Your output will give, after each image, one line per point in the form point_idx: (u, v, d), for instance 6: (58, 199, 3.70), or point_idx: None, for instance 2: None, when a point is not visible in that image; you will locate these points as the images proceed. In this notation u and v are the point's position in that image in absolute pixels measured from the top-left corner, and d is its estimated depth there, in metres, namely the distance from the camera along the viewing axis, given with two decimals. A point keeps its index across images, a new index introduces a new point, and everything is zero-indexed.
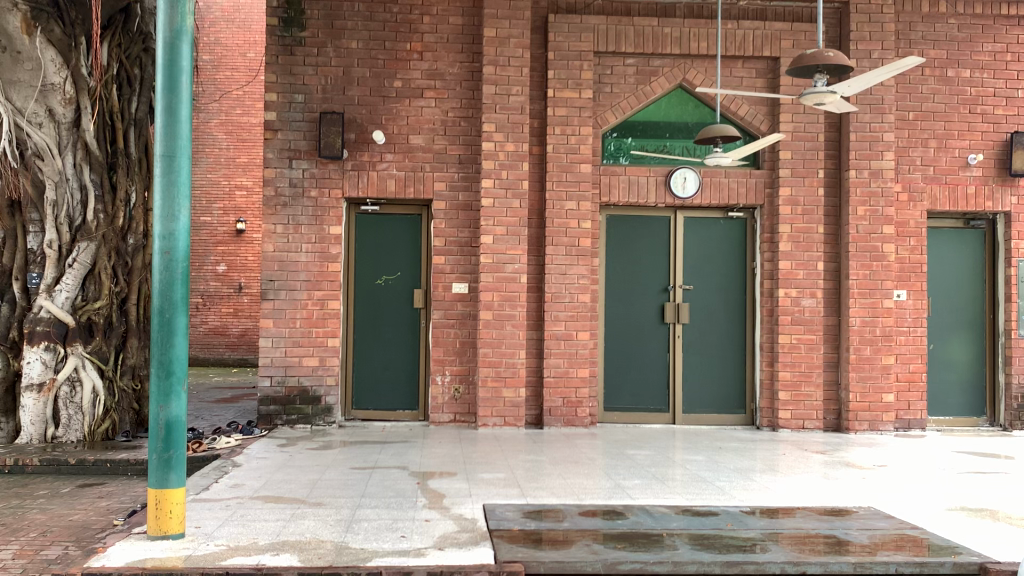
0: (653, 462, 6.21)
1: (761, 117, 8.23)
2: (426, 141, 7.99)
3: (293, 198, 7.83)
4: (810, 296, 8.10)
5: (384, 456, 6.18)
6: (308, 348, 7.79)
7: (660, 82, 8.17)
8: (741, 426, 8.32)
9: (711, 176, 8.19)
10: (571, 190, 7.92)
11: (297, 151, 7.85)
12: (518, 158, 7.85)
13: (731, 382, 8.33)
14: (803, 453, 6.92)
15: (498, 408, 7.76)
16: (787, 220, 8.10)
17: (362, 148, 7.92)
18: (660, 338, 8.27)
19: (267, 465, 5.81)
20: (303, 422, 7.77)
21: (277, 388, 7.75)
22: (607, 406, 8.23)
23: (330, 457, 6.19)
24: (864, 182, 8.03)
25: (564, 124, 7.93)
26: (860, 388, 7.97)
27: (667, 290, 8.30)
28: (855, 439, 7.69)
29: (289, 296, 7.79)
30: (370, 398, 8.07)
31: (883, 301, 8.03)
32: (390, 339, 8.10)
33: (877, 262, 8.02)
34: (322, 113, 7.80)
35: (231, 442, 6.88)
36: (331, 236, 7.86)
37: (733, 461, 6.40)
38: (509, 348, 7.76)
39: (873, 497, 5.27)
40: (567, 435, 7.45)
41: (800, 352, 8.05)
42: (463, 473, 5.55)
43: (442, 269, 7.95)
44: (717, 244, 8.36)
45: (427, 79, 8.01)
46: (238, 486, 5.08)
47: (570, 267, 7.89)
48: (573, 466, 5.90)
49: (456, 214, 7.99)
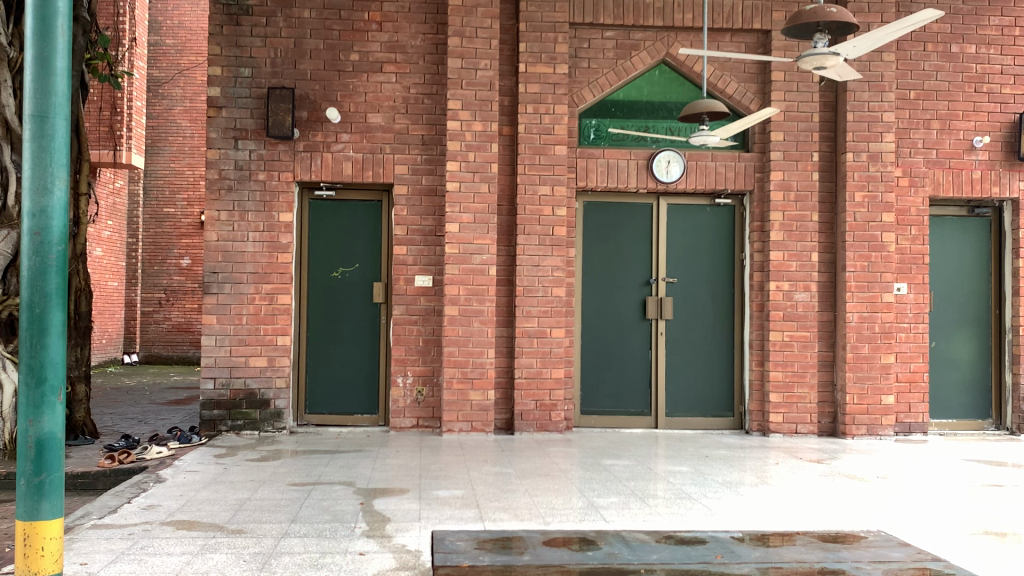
0: (632, 474, 5.54)
1: (750, 96, 7.58)
2: (387, 121, 7.29)
3: (239, 182, 7.13)
4: (804, 289, 7.46)
5: (330, 470, 5.49)
6: (255, 347, 7.09)
7: (641, 57, 7.52)
8: (729, 430, 7.69)
9: (697, 159, 7.53)
10: (544, 174, 7.24)
11: (243, 131, 7.15)
12: (486, 139, 7.17)
13: (718, 382, 7.70)
14: (798, 462, 6.28)
15: (464, 413, 7.10)
16: (779, 207, 7.45)
17: (315, 127, 7.22)
18: (641, 335, 7.63)
19: (195, 481, 5.12)
20: (250, 428, 7.09)
21: (221, 391, 7.06)
22: (584, 408, 7.57)
23: (271, 470, 5.51)
24: (862, 166, 7.41)
25: (537, 102, 7.26)
26: (857, 389, 7.36)
27: (648, 283, 7.66)
28: (853, 445, 7.07)
29: (234, 290, 7.09)
30: (325, 402, 7.39)
31: (882, 295, 7.42)
32: (348, 337, 7.41)
33: (876, 253, 7.41)
34: (270, 89, 7.10)
35: (164, 452, 6.15)
36: (282, 224, 7.16)
37: (721, 473, 5.76)
38: (476, 347, 7.09)
39: (884, 519, 4.63)
40: (539, 442, 6.80)
41: (793, 350, 7.41)
42: (416, 491, 4.87)
43: (403, 260, 7.26)
44: (703, 234, 7.71)
45: (387, 52, 7.31)
46: (152, 509, 4.39)
47: (543, 258, 7.23)
48: (542, 481, 5.23)
49: (419, 200, 7.29)
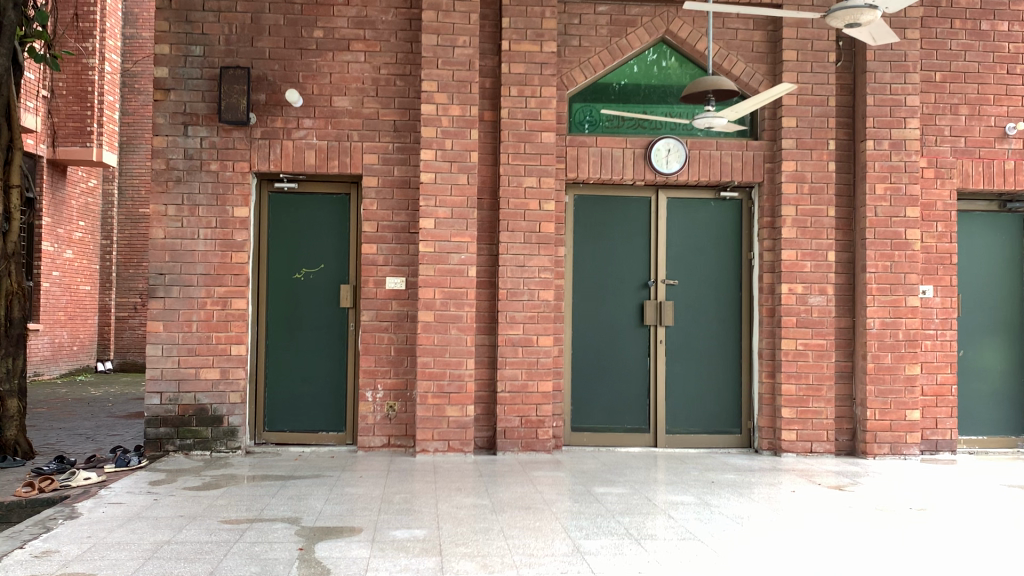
0: (628, 507, 4.77)
1: (759, 77, 6.84)
2: (354, 105, 6.55)
3: (188, 173, 6.39)
4: (819, 292, 6.70)
5: (277, 501, 4.74)
6: (205, 357, 6.34)
7: (638, 34, 6.77)
8: (736, 449, 6.93)
9: (700, 148, 6.79)
10: (530, 164, 6.49)
11: (193, 116, 6.41)
12: (465, 125, 6.42)
13: (724, 395, 6.94)
14: (818, 490, 5.53)
15: (441, 430, 6.33)
16: (791, 200, 6.69)
17: (274, 111, 6.48)
18: (638, 344, 6.88)
19: (113, 518, 4.35)
20: (201, 448, 6.34)
21: (168, 407, 6.32)
22: (575, 425, 6.82)
23: (207, 502, 4.74)
24: (883, 155, 6.67)
25: (522, 84, 6.51)
26: (879, 404, 6.61)
27: (647, 286, 6.91)
28: (876, 468, 6.32)
29: (183, 294, 6.35)
30: (287, 418, 6.64)
31: (906, 299, 6.68)
32: (312, 346, 6.66)
33: (899, 252, 6.66)
34: (223, 68, 6.35)
35: (92, 478, 5.32)
36: (236, 220, 6.41)
37: (731, 506, 5.00)
38: (454, 357, 6.34)
39: (928, 569, 3.87)
40: (524, 465, 6.05)
41: (807, 360, 6.66)
42: (371, 531, 4.12)
43: (373, 261, 6.49)
44: (707, 231, 6.97)
45: (355, 29, 6.57)
46: (45, 557, 3.62)
47: (529, 258, 6.46)
48: (523, 516, 4.47)
49: (390, 193, 6.53)
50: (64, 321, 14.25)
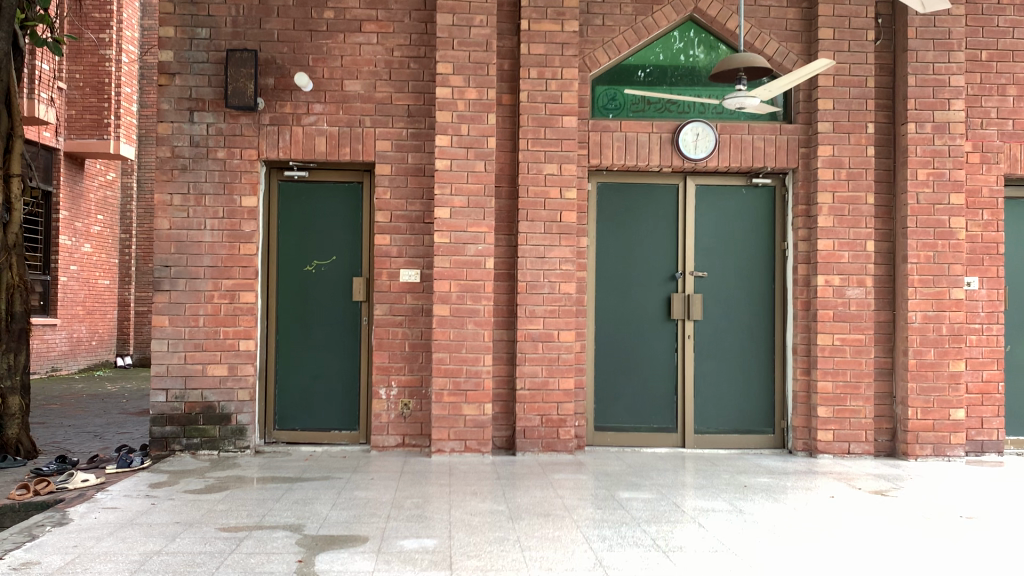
0: (655, 514, 4.45)
1: (793, 57, 6.47)
2: (367, 89, 6.25)
3: (194, 161, 6.13)
4: (857, 284, 6.33)
5: (281, 506, 4.46)
6: (213, 353, 6.09)
7: (665, 12, 6.42)
8: (769, 449, 6.58)
9: (730, 132, 6.43)
10: (551, 150, 6.18)
11: (200, 101, 6.14)
12: (482, 109, 6.11)
13: (756, 393, 6.59)
14: (858, 495, 5.17)
15: (457, 430, 6.04)
16: (827, 187, 6.32)
17: (283, 96, 6.20)
18: (664, 339, 6.55)
19: (104, 525, 4.09)
20: (208, 448, 6.09)
21: (174, 405, 6.07)
22: (599, 424, 6.50)
23: (207, 506, 4.47)
24: (926, 139, 6.28)
25: (542, 65, 6.18)
26: (921, 403, 6.23)
27: (674, 278, 6.57)
28: (919, 470, 5.95)
29: (189, 287, 6.09)
30: (298, 416, 6.37)
31: (950, 291, 6.29)
32: (324, 341, 6.38)
33: (943, 241, 6.28)
34: (229, 51, 6.08)
35: (91, 480, 5.08)
36: (244, 209, 6.14)
37: (765, 513, 4.66)
38: (470, 353, 6.04)
39: None
40: (545, 466, 5.74)
41: (844, 356, 6.29)
42: (377, 541, 3.82)
43: (386, 252, 6.21)
44: (737, 220, 6.61)
45: (367, 9, 6.28)
46: (24, 570, 3.36)
47: (550, 249, 6.15)
48: (541, 525, 4.16)
49: (405, 181, 6.24)
50: (83, 316, 14.14)
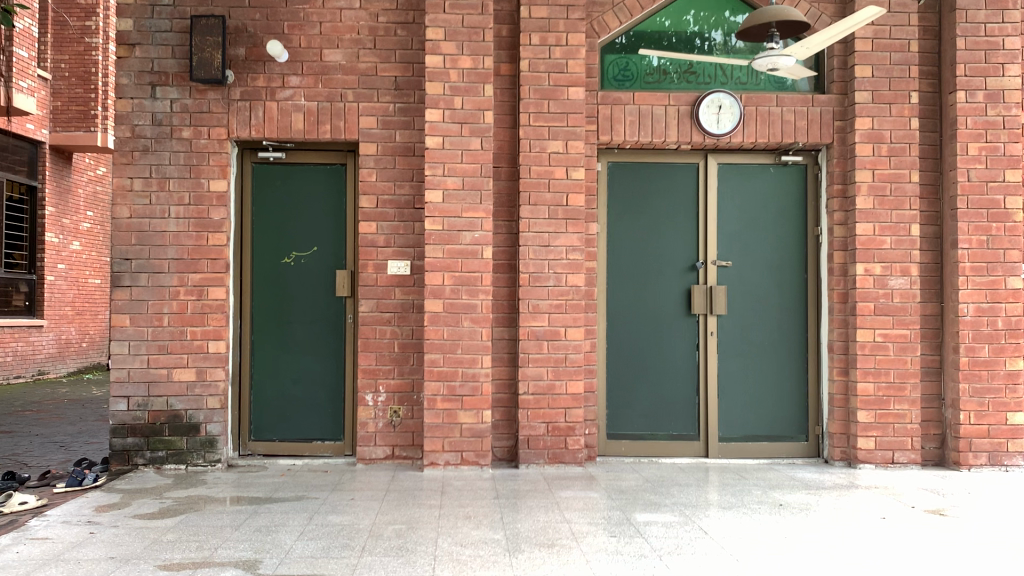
0: (680, 544, 3.77)
1: (826, 19, 5.79)
2: (349, 59, 5.60)
3: (157, 141, 5.49)
4: (901, 273, 5.63)
5: (240, 536, 3.81)
6: (179, 356, 5.45)
7: None
8: (802, 459, 5.89)
9: (756, 104, 5.74)
10: (555, 125, 5.51)
11: (162, 74, 5.50)
12: (478, 79, 5.44)
13: (787, 396, 5.90)
14: (914, 514, 4.47)
15: (452, 440, 5.37)
16: (866, 164, 5.62)
17: (255, 68, 5.55)
18: (684, 336, 5.87)
19: (24, 562, 3.43)
20: (175, 462, 5.45)
21: (136, 415, 5.43)
22: (613, 432, 5.83)
23: (153, 536, 3.82)
24: (978, 109, 5.58)
25: (545, 30, 5.51)
26: (974, 406, 5.52)
27: (695, 268, 5.89)
28: (976, 482, 5.25)
29: (152, 282, 5.46)
30: (277, 426, 5.72)
31: (1006, 280, 5.58)
32: (304, 342, 5.73)
33: (998, 223, 5.58)
34: (194, 18, 5.43)
35: (30, 502, 4.44)
36: (212, 195, 5.50)
37: (810, 538, 3.97)
38: (467, 354, 5.38)
39: None
40: (552, 481, 5.07)
41: (887, 354, 5.60)
42: None
43: (372, 241, 5.54)
44: (765, 202, 5.92)
45: None
46: None
47: (555, 236, 5.47)
48: (543, 559, 3.48)
49: (392, 162, 5.57)
50: (72, 317, 13.56)
